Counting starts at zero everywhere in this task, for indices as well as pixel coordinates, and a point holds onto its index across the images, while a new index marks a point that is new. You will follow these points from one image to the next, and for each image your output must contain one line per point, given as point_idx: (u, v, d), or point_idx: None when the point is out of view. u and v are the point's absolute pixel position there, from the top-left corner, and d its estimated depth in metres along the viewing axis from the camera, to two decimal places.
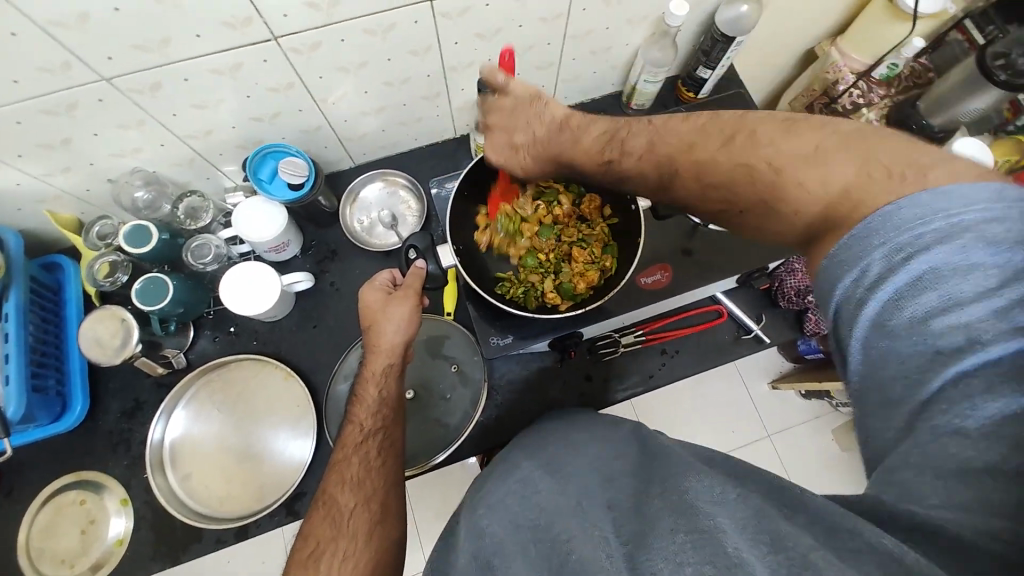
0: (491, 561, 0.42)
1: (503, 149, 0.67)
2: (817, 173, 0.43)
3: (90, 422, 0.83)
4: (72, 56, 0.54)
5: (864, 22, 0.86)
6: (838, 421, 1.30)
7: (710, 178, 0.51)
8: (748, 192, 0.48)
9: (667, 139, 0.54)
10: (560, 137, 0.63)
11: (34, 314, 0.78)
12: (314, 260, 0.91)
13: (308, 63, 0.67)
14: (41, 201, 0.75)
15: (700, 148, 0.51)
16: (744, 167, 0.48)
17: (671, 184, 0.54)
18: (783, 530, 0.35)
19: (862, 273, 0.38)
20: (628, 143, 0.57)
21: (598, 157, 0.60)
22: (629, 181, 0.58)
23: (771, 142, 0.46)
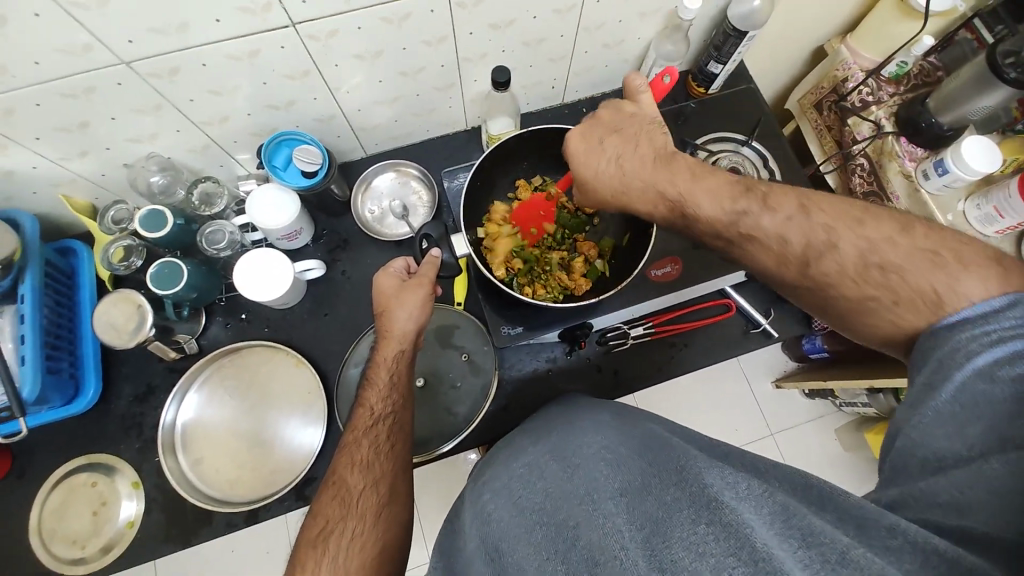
0: (498, 546, 0.44)
1: (604, 172, 0.62)
2: (977, 279, 0.45)
3: (102, 405, 0.83)
4: (93, 38, 0.55)
5: (875, 20, 0.88)
6: (842, 419, 1.31)
7: (872, 261, 0.50)
8: (772, 252, 0.54)
9: (822, 210, 0.52)
10: (672, 174, 0.59)
11: (48, 297, 0.78)
12: (326, 249, 0.91)
13: (325, 51, 0.68)
14: (57, 185, 0.75)
15: (871, 227, 0.50)
16: (929, 254, 0.48)
17: (810, 257, 0.52)
18: (816, 527, 0.36)
19: (984, 326, 0.43)
20: (767, 199, 0.54)
21: (723, 212, 0.56)
22: (759, 241, 0.54)
23: (955, 242, 0.48)
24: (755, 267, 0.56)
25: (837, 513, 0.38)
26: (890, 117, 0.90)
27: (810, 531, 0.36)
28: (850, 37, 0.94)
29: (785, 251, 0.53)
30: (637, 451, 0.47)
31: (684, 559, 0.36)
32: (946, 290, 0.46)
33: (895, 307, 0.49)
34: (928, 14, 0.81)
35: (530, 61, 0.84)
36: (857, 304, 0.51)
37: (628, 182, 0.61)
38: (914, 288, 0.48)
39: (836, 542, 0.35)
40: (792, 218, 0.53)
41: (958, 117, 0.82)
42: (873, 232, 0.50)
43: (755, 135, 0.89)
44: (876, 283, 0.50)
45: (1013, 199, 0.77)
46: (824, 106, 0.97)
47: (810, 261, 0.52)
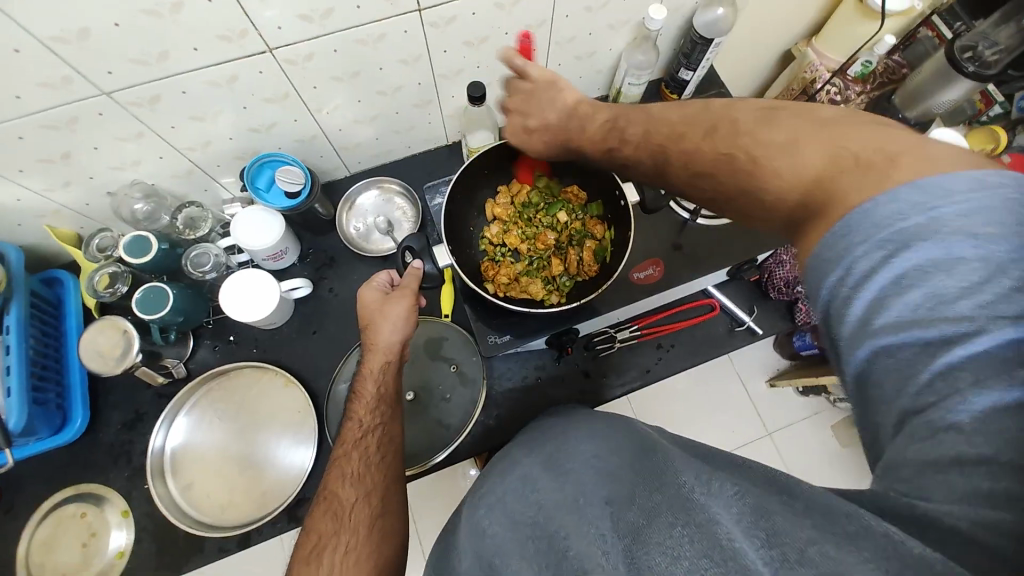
0: (493, 561, 0.43)
1: (517, 132, 0.66)
2: (790, 156, 0.41)
3: (90, 434, 0.83)
4: (72, 70, 0.56)
5: (839, 21, 0.90)
6: (837, 416, 1.31)
7: (697, 163, 0.48)
8: (641, 171, 0.55)
9: (661, 127, 0.52)
10: (569, 125, 0.61)
11: (34, 328, 0.79)
12: (312, 267, 0.92)
13: (303, 74, 0.69)
14: (42, 216, 0.76)
15: (687, 137, 0.49)
16: (729, 155, 0.45)
17: (662, 169, 0.52)
18: (781, 525, 0.34)
19: (860, 254, 0.35)
20: (626, 133, 0.56)
21: (597, 146, 0.59)
22: (630, 166, 0.56)
23: (760, 125, 0.44)
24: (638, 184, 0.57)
25: (805, 505, 0.36)
26: None
27: (776, 530, 0.34)
28: (816, 39, 0.96)
29: (641, 168, 0.54)
30: (622, 454, 0.46)
31: (660, 564, 0.35)
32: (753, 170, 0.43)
33: (728, 202, 0.46)
34: (884, 15, 0.83)
35: (506, 75, 0.86)
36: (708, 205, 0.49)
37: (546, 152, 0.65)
38: (733, 180, 0.45)
39: (796, 540, 0.33)
40: (642, 141, 0.54)
41: (923, 112, 0.88)
42: (687, 140, 0.49)
43: None
44: (709, 184, 0.48)
45: None
46: None
47: (661, 173, 0.52)
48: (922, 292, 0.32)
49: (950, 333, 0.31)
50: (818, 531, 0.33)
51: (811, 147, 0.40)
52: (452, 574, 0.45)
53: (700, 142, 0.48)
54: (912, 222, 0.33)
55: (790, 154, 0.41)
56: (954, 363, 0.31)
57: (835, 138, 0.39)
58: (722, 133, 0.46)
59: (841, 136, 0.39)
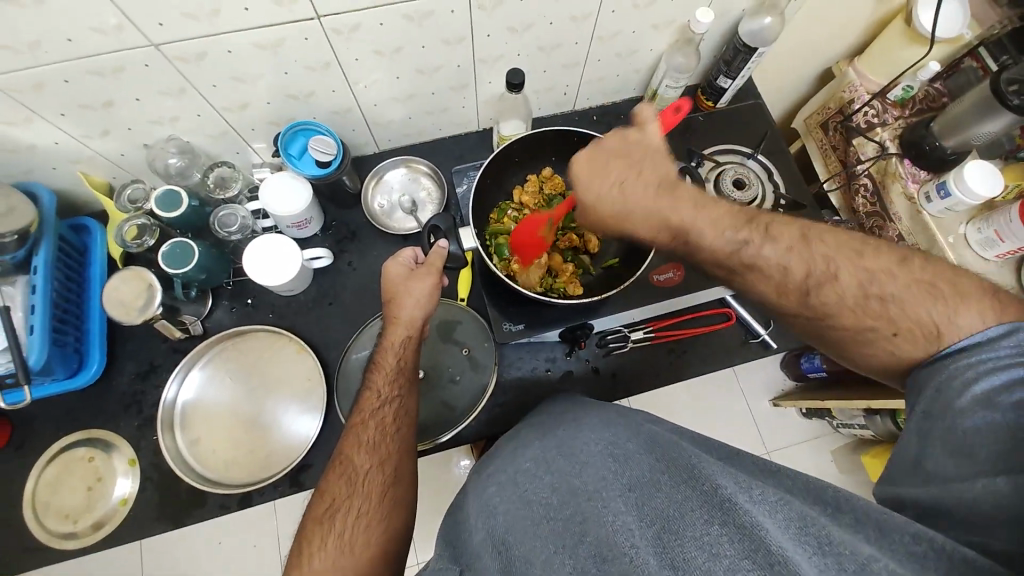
0: (504, 538, 0.44)
1: (606, 191, 0.61)
2: (985, 316, 0.47)
3: (104, 381, 0.84)
4: (125, 19, 0.57)
5: (883, 43, 0.90)
6: (837, 442, 1.31)
7: (874, 292, 0.51)
8: (774, 282, 0.55)
9: (823, 242, 0.54)
10: (679, 200, 0.58)
11: (60, 272, 0.80)
12: (334, 239, 0.93)
13: (347, 44, 0.70)
14: (77, 162, 0.77)
15: (871, 258, 0.52)
16: (925, 294, 0.49)
17: (812, 287, 0.54)
18: (836, 537, 0.36)
19: (976, 359, 0.45)
20: (771, 231, 0.56)
21: (726, 242, 0.56)
22: (763, 274, 0.55)
23: (946, 278, 0.50)
24: (756, 297, 0.58)
25: (853, 519, 0.38)
26: (894, 138, 0.91)
27: (827, 539, 0.36)
28: (858, 61, 0.96)
29: (786, 282, 0.55)
30: (643, 448, 0.47)
31: (697, 558, 0.36)
32: (947, 325, 0.48)
33: (893, 338, 0.50)
34: (933, 40, 0.82)
35: (544, 66, 0.86)
36: (852, 334, 0.53)
37: (630, 212, 0.60)
38: (914, 319, 0.49)
39: (855, 552, 0.35)
40: (794, 249, 0.54)
41: (963, 141, 0.84)
42: (877, 265, 0.52)
43: (760, 149, 0.91)
44: (873, 312, 0.51)
45: (1014, 224, 0.79)
46: (830, 126, 0.98)
47: (809, 291, 0.54)
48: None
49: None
50: (881, 549, 0.36)
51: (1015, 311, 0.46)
52: (462, 547, 0.47)
53: (873, 274, 0.51)
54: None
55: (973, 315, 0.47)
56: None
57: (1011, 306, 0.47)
58: (910, 270, 0.51)
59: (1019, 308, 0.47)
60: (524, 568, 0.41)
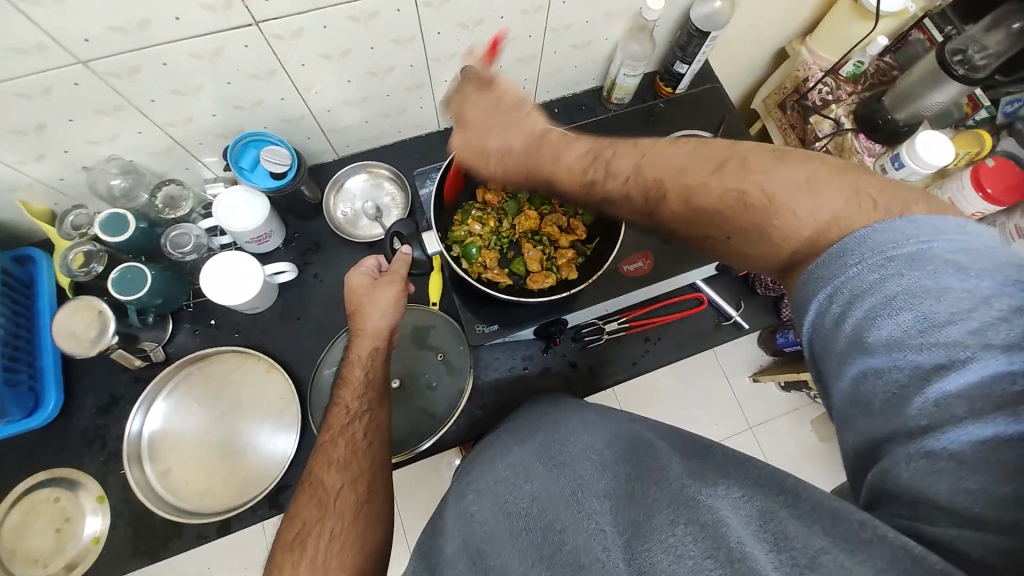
0: (481, 548, 0.43)
1: (468, 151, 0.62)
2: (807, 203, 0.42)
3: (64, 417, 0.80)
4: (47, 36, 0.53)
5: (832, 21, 0.91)
6: (816, 411, 1.34)
7: (698, 204, 0.48)
8: (626, 208, 0.54)
9: (655, 162, 0.51)
10: (535, 153, 0.58)
11: (5, 307, 0.76)
12: (297, 251, 0.90)
13: (291, 50, 0.67)
14: (13, 190, 0.73)
15: (691, 173, 0.48)
16: (740, 194, 0.46)
17: (652, 208, 0.52)
18: (791, 530, 0.36)
19: (846, 283, 0.38)
20: (612, 164, 0.54)
21: (576, 180, 0.56)
22: (613, 202, 0.54)
23: (764, 171, 0.45)
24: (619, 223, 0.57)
25: (812, 506, 0.37)
26: (849, 114, 0.92)
27: (784, 534, 0.36)
28: (809, 38, 0.97)
29: (631, 206, 0.53)
30: (614, 448, 0.48)
31: (663, 561, 0.36)
32: (771, 213, 0.44)
33: (730, 241, 0.47)
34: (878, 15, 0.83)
35: (500, 61, 0.85)
36: (701, 242, 0.50)
37: (504, 175, 0.61)
38: (741, 220, 0.46)
39: (808, 545, 0.34)
40: (637, 173, 0.52)
41: (913, 113, 0.86)
42: (697, 176, 0.48)
43: (720, 132, 0.91)
44: (704, 222, 0.48)
45: (966, 189, 0.80)
46: (787, 105, 0.98)
47: (652, 210, 0.52)
48: (912, 313, 0.35)
49: (942, 359, 0.34)
50: (830, 538, 0.34)
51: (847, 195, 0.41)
52: (437, 555, 0.45)
53: (695, 185, 0.48)
54: (906, 251, 0.37)
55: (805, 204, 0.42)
56: (948, 388, 0.33)
57: (840, 187, 0.41)
58: (732, 176, 0.46)
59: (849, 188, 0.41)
60: None
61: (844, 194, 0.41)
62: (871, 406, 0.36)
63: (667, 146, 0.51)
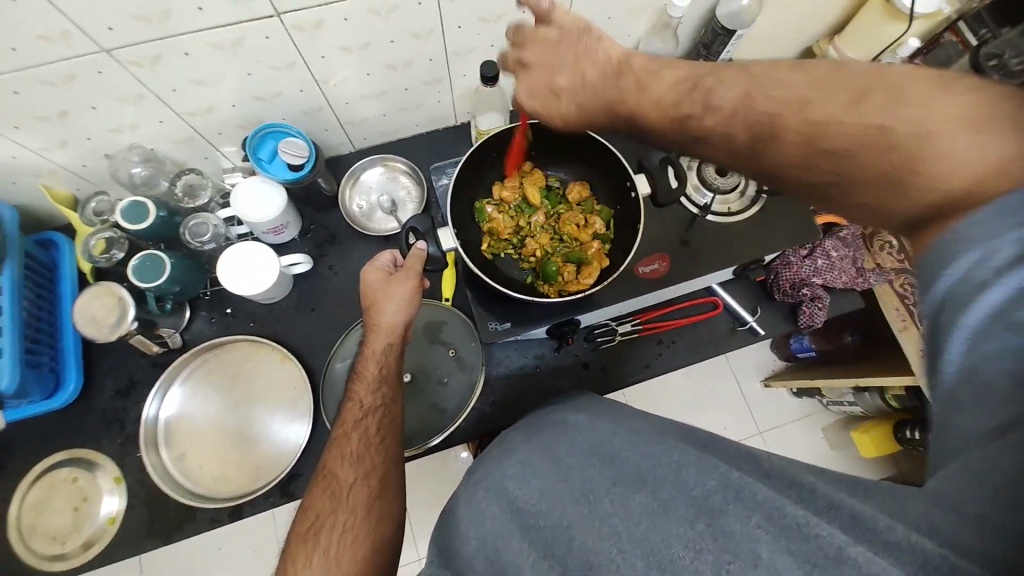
0: (495, 546, 0.42)
1: (537, 100, 0.56)
2: (965, 139, 0.33)
3: (83, 400, 0.82)
4: (71, 24, 0.54)
5: (863, 22, 0.88)
6: (828, 419, 1.32)
7: (821, 146, 0.39)
8: (722, 149, 0.46)
9: (769, 92, 0.42)
10: (618, 83, 0.51)
11: (28, 291, 0.77)
12: (313, 243, 0.91)
13: (311, 42, 0.67)
14: (37, 176, 0.74)
15: (820, 103, 0.40)
16: (879, 131, 0.37)
17: (757, 153, 0.43)
18: (812, 521, 0.34)
19: (977, 253, 0.31)
20: (711, 96, 0.45)
21: (664, 117, 0.48)
22: (707, 142, 0.46)
23: (902, 96, 0.36)
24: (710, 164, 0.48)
25: (828, 504, 0.35)
26: None
27: (803, 522, 0.34)
28: (837, 39, 0.94)
29: (732, 147, 0.45)
30: (628, 442, 0.46)
31: (683, 559, 0.36)
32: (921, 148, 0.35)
33: (848, 189, 0.39)
34: (912, 16, 0.81)
35: None
36: (815, 186, 0.41)
37: (575, 120, 0.55)
38: (876, 164, 0.37)
39: (831, 536, 0.33)
40: (736, 111, 0.44)
41: None
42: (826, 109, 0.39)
43: None
44: (824, 167, 0.40)
45: None
46: None
47: (756, 152, 0.43)
48: None
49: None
50: (856, 538, 0.32)
51: (999, 135, 0.32)
52: (450, 547, 0.44)
53: (820, 118, 0.39)
54: None
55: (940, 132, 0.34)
56: None
57: (996, 123, 0.33)
58: (867, 107, 0.38)
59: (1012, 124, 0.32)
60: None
61: (1003, 130, 0.32)
62: (983, 404, 0.30)
63: (789, 70, 0.42)
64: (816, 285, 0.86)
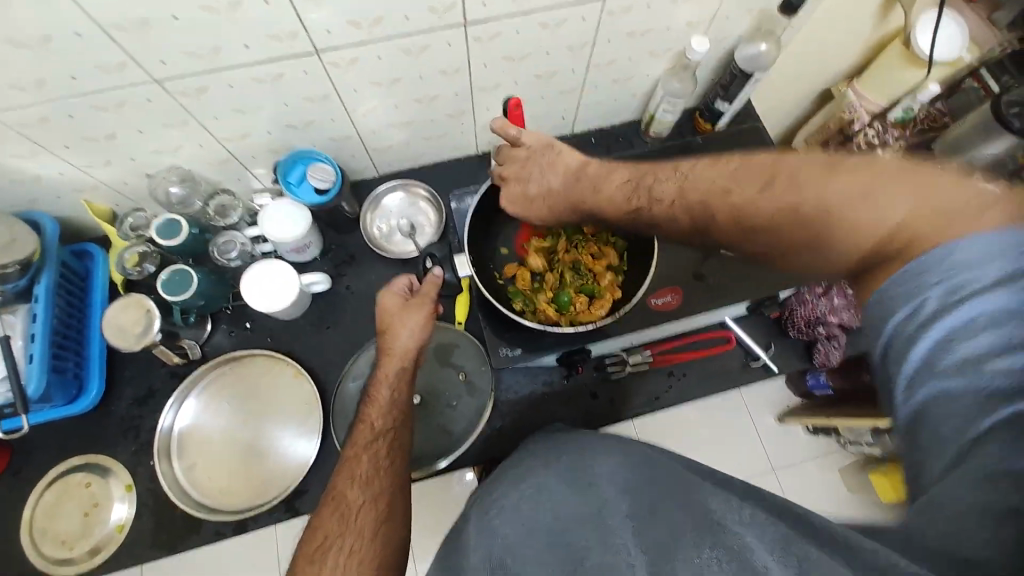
0: (504, 561, 0.43)
1: (517, 201, 0.71)
2: (857, 208, 0.42)
3: (104, 406, 0.85)
4: (127, 57, 0.58)
5: (882, 65, 0.89)
6: (846, 460, 1.28)
7: (747, 222, 0.50)
8: (674, 229, 0.57)
9: (697, 185, 0.54)
10: (579, 185, 0.66)
11: (61, 298, 0.81)
12: (332, 263, 0.93)
13: (346, 77, 0.71)
14: (80, 191, 0.79)
15: (736, 193, 0.50)
16: (790, 206, 0.46)
17: (703, 228, 0.55)
18: (816, 554, 0.34)
19: (916, 304, 0.37)
20: (653, 189, 0.58)
21: (620, 207, 0.61)
22: (661, 225, 0.58)
23: (801, 181, 0.46)
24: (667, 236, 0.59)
25: (833, 537, 0.36)
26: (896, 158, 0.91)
27: (805, 555, 0.34)
28: (856, 81, 0.96)
29: (678, 228, 0.57)
30: (639, 476, 0.47)
31: None
32: (830, 214, 0.43)
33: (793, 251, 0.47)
34: (931, 62, 0.82)
35: (541, 92, 0.87)
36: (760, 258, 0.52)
37: (546, 208, 0.70)
38: (792, 228, 0.46)
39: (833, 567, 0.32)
40: (677, 201, 0.55)
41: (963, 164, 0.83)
42: (742, 197, 0.50)
43: None
44: (759, 240, 0.50)
45: None
46: (830, 146, 0.99)
47: (701, 230, 0.55)
48: (992, 342, 0.34)
49: (1009, 383, 0.33)
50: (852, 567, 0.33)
51: (900, 197, 0.40)
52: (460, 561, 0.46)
53: (740, 204, 0.50)
54: (986, 274, 0.35)
55: (836, 200, 0.43)
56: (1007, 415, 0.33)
57: (903, 183, 0.40)
58: (771, 195, 0.48)
59: (907, 185, 0.40)
60: None
61: (911, 190, 0.40)
62: (948, 423, 0.35)
63: (710, 166, 0.54)
64: (831, 324, 0.86)
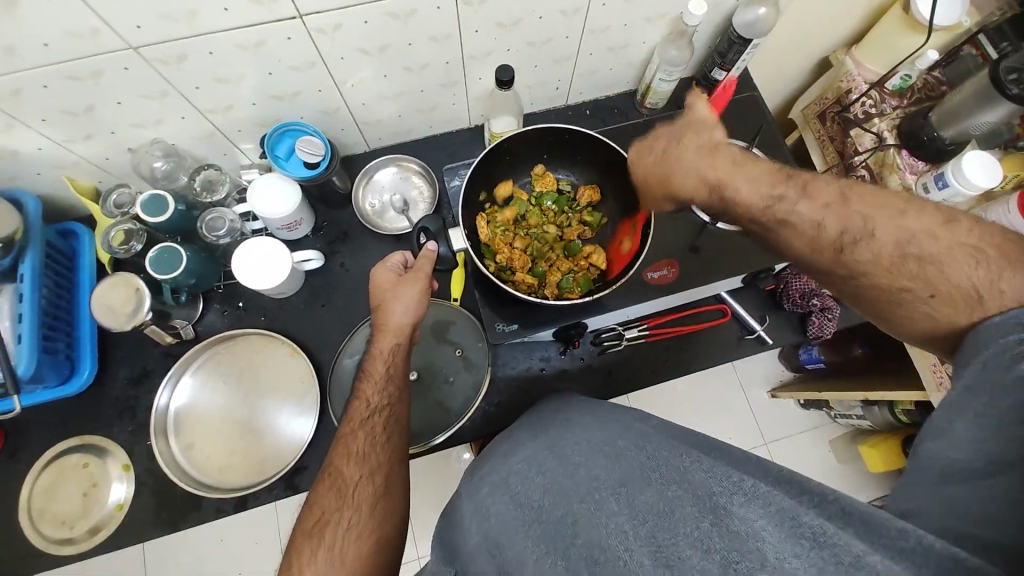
0: (498, 541, 0.43)
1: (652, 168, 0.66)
2: (1010, 277, 0.47)
3: (97, 387, 0.84)
4: (101, 21, 0.55)
5: (881, 33, 0.87)
6: (837, 432, 1.31)
7: (908, 251, 0.51)
8: (807, 237, 0.55)
9: (862, 199, 0.53)
10: (715, 159, 0.60)
11: (48, 278, 0.79)
12: (325, 240, 0.92)
13: (332, 44, 0.68)
14: (60, 167, 0.76)
15: (913, 218, 0.51)
16: (960, 253, 0.49)
17: (851, 243, 0.53)
18: (828, 530, 0.35)
19: (1016, 336, 0.44)
20: (807, 187, 0.55)
21: (762, 194, 0.57)
22: (796, 228, 0.55)
23: (968, 238, 0.50)
24: (790, 255, 0.57)
25: (841, 509, 0.37)
26: (892, 129, 0.88)
27: (819, 532, 0.35)
28: (854, 49, 0.94)
29: (820, 238, 0.54)
30: (636, 446, 0.47)
31: (690, 557, 0.36)
32: (986, 286, 0.47)
33: (932, 302, 0.50)
34: (931, 28, 0.80)
35: (535, 61, 0.85)
36: (888, 295, 0.52)
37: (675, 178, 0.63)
38: (952, 283, 0.49)
39: (851, 546, 0.34)
40: (830, 206, 0.54)
41: (961, 132, 0.81)
42: (914, 224, 0.51)
43: (757, 142, 0.88)
44: (910, 273, 0.51)
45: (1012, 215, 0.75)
46: (827, 116, 0.97)
47: (846, 246, 0.53)
48: None
49: None
50: (875, 548, 0.35)
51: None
52: (459, 548, 0.46)
53: (913, 232, 0.51)
54: None
55: (988, 270, 0.48)
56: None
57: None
58: (942, 235, 0.50)
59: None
60: (515, 568, 0.40)
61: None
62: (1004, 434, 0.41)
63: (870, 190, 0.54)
64: (826, 295, 0.86)
